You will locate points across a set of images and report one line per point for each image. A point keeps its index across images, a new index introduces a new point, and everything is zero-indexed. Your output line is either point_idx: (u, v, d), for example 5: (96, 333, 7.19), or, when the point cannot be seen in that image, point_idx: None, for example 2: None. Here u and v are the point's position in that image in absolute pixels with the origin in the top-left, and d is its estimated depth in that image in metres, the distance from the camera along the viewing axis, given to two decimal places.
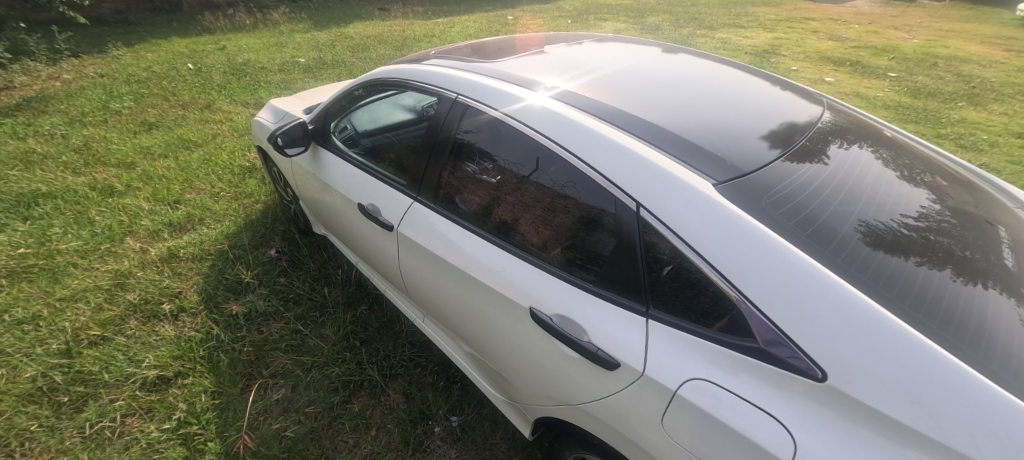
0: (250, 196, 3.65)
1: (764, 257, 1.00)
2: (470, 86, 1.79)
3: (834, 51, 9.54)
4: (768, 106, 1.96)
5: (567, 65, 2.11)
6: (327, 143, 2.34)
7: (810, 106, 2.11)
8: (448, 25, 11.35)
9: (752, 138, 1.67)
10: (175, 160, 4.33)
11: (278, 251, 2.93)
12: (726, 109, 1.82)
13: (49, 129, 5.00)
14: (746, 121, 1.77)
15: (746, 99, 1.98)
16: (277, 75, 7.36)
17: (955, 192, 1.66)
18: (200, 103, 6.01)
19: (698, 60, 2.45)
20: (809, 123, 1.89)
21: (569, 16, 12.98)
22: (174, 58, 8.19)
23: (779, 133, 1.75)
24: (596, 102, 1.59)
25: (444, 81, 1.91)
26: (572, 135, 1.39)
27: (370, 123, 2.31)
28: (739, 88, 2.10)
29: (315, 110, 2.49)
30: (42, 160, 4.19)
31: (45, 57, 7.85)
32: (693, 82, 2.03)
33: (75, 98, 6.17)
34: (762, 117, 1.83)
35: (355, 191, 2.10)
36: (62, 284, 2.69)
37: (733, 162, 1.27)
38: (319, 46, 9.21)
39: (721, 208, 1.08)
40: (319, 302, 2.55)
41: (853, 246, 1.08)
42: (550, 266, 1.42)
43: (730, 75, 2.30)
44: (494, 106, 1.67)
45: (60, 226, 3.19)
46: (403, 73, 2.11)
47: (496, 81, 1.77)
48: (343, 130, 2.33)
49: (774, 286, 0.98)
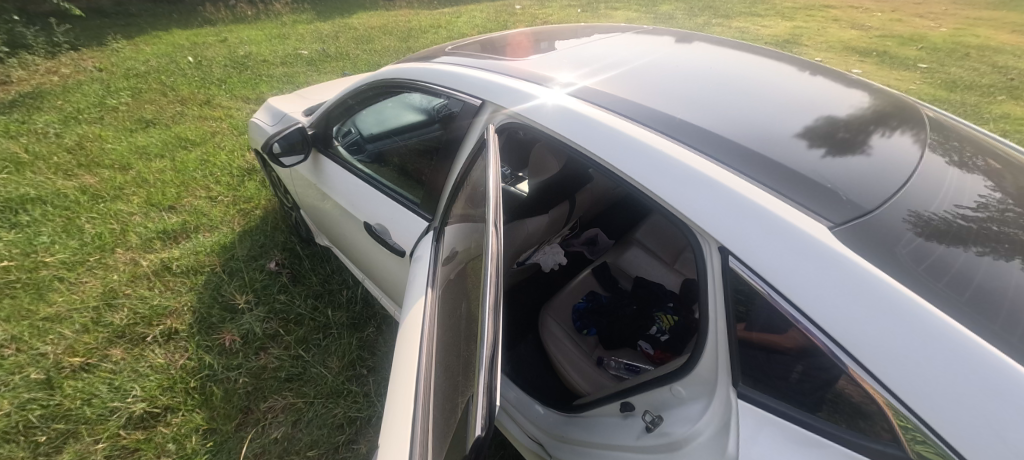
0: (249, 200, 3.43)
1: (843, 281, 0.76)
2: (479, 86, 1.54)
3: (860, 40, 9.11)
4: (804, 98, 1.63)
5: (580, 60, 1.85)
6: (331, 151, 2.10)
7: (848, 94, 1.75)
8: (455, 14, 11.00)
9: (785, 133, 1.33)
10: (171, 161, 4.12)
11: (279, 263, 2.70)
12: (760, 104, 1.51)
13: (43, 127, 4.81)
14: (774, 116, 1.43)
15: (780, 90, 1.66)
16: (279, 69, 7.11)
17: (1013, 176, 1.39)
18: (199, 98, 5.79)
19: (716, 48, 2.14)
20: (848, 117, 1.52)
21: (579, 5, 12.57)
22: (174, 51, 7.96)
23: (817, 130, 1.40)
24: (626, 101, 1.32)
25: (452, 81, 1.64)
26: (591, 135, 1.17)
27: (380, 126, 2.04)
28: (769, 77, 1.78)
29: (315, 111, 2.23)
30: (32, 162, 3.99)
31: (43, 50, 7.66)
32: (711, 74, 1.73)
33: (71, 93, 5.98)
34: (791, 111, 1.48)
35: (359, 208, 1.86)
36: (46, 302, 2.50)
37: (803, 171, 1.02)
38: (323, 37, 8.94)
39: (807, 238, 0.82)
40: (322, 323, 2.34)
41: (921, 254, 0.84)
42: (454, 383, 1.02)
43: (753, 62, 1.98)
44: (504, 105, 1.44)
45: (48, 235, 3.00)
46: (408, 73, 1.83)
47: (508, 78, 1.52)
48: (347, 135, 2.10)
49: (853, 318, 0.74)
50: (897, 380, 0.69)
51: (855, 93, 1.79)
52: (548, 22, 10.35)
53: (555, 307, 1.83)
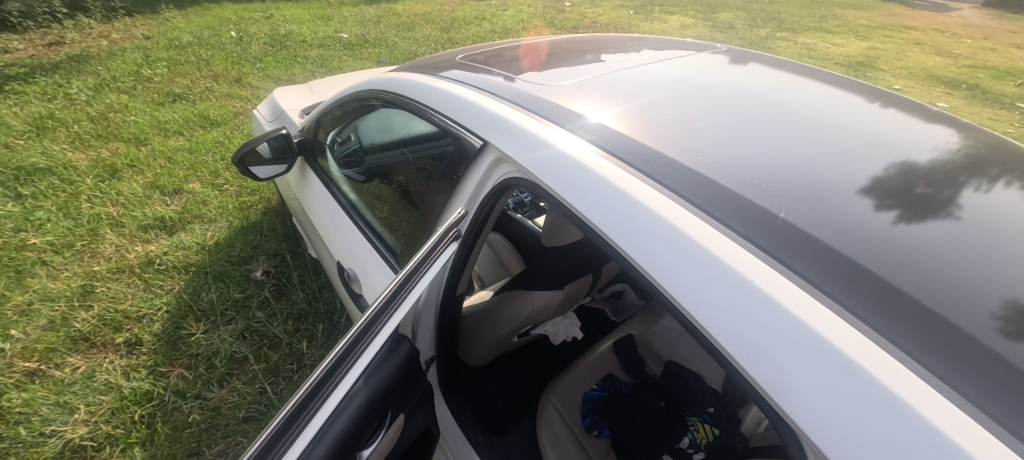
0: (254, 192, 3.22)
1: (757, 300, 0.61)
2: (486, 119, 1.16)
3: (946, 69, 8.14)
4: (870, 137, 1.13)
5: (603, 78, 1.45)
6: (323, 161, 1.79)
7: (937, 133, 1.22)
8: (502, 7, 10.64)
9: (843, 191, 0.88)
10: (189, 140, 3.98)
11: (266, 272, 2.45)
12: (797, 144, 1.06)
13: (76, 92, 4.81)
14: (822, 164, 0.98)
15: (834, 124, 1.19)
16: (317, 51, 6.97)
17: None
18: (232, 75, 5.70)
19: (772, 70, 1.67)
20: (933, 165, 1.03)
21: (633, 6, 11.95)
22: (220, 25, 7.99)
23: (888, 182, 0.93)
24: (639, 149, 0.97)
25: (457, 108, 1.27)
26: (596, 198, 0.84)
27: (381, 134, 1.66)
28: (824, 106, 1.31)
29: (316, 110, 1.94)
30: (54, 130, 3.94)
31: (100, 13, 7.84)
32: (743, 102, 1.29)
33: (114, 59, 6.02)
34: (848, 157, 1.02)
35: (340, 240, 1.56)
36: (23, 287, 2.35)
37: (830, 237, 0.73)
38: (365, 21, 8.79)
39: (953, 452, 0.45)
40: (298, 352, 2.07)
41: (964, 347, 0.56)
42: None
43: (812, 87, 1.50)
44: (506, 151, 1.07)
45: (45, 211, 2.88)
46: (414, 88, 1.47)
47: (517, 113, 1.14)
48: (345, 142, 1.76)
49: (768, 346, 0.58)
50: (811, 419, 0.54)
51: (945, 131, 1.25)
52: (598, 22, 9.83)
53: (557, 391, 1.46)
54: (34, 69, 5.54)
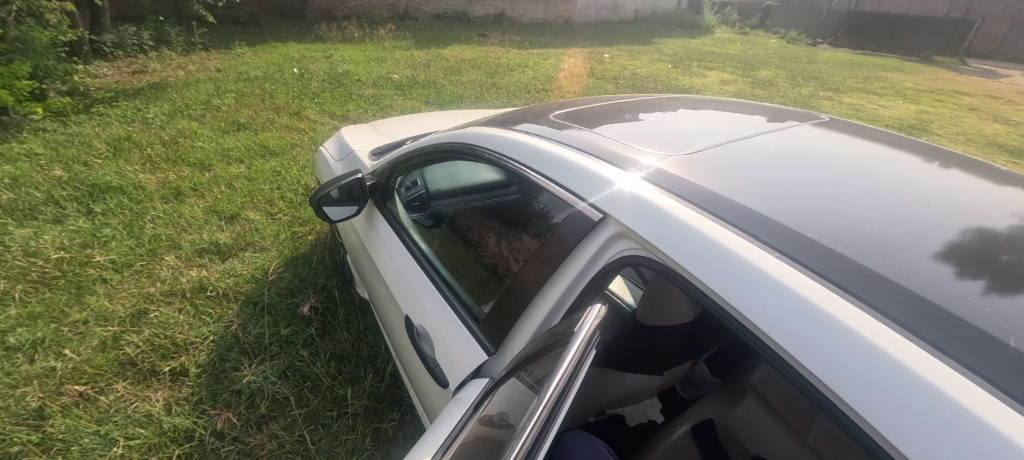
0: (305, 223, 3.26)
1: (831, 327, 0.59)
2: (559, 164, 1.13)
3: (1010, 137, 7.76)
4: (943, 199, 1.00)
5: (649, 132, 1.41)
6: (390, 205, 1.78)
7: (1014, 197, 1.05)
8: (545, 56, 11.05)
9: (914, 255, 0.77)
10: (248, 167, 4.15)
11: (313, 307, 2.40)
12: (859, 204, 0.95)
13: (152, 117, 5.18)
14: (890, 226, 0.86)
15: (899, 183, 1.06)
16: (370, 89, 7.35)
17: None
18: (292, 108, 6.04)
19: (822, 124, 1.58)
20: (1015, 232, 0.88)
21: (673, 60, 12.19)
22: (285, 61, 8.60)
23: (966, 248, 0.81)
24: (709, 196, 0.92)
25: (525, 153, 1.25)
26: (680, 243, 0.79)
27: (447, 180, 1.64)
28: (883, 163, 1.19)
29: (383, 156, 1.96)
30: (128, 151, 4.21)
31: (181, 47, 8.61)
32: (796, 156, 1.21)
33: (188, 89, 6.52)
34: (917, 220, 0.89)
35: (410, 292, 1.49)
36: (81, 304, 2.40)
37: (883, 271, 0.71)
38: (416, 64, 9.28)
39: None
40: (339, 398, 1.97)
41: None
42: None
43: (867, 143, 1.38)
44: (572, 192, 1.05)
45: (111, 229, 3.00)
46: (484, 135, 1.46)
47: (583, 157, 1.12)
48: (411, 188, 1.74)
49: (797, 337, 0.61)
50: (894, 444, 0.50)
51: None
52: (639, 74, 10.02)
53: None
54: (117, 95, 6.04)
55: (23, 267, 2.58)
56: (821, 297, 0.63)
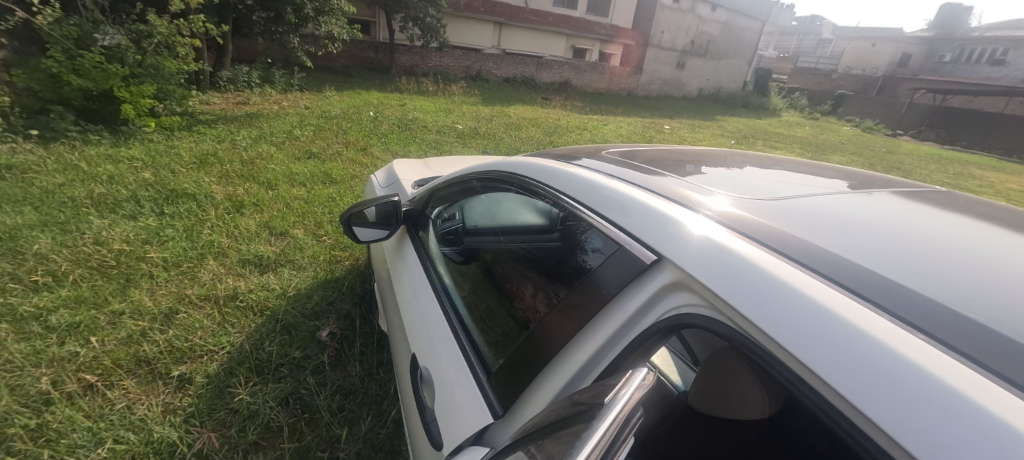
0: (346, 248, 3.28)
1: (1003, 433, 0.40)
2: (611, 201, 0.99)
3: None
4: None
5: (715, 181, 1.24)
6: (422, 234, 1.70)
7: None
8: (605, 123, 11.30)
9: None
10: (308, 191, 4.36)
11: (332, 333, 2.31)
12: (1016, 280, 0.71)
13: (240, 140, 5.72)
14: None
15: None
16: (434, 136, 7.77)
17: None
18: (361, 144, 6.46)
19: (945, 195, 1.32)
20: None
21: (737, 139, 11.99)
22: (364, 106, 9.43)
23: None
24: (797, 245, 0.74)
25: (575, 186, 1.13)
26: (752, 294, 0.61)
27: (485, 217, 1.53)
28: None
29: (425, 186, 1.91)
30: (211, 166, 4.61)
31: (281, 86, 9.74)
32: (916, 221, 0.98)
33: (277, 120, 7.23)
34: None
35: (422, 331, 1.35)
36: (124, 295, 2.48)
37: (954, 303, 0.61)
38: (481, 118, 9.79)
39: None
40: (335, 435, 1.80)
41: None
42: None
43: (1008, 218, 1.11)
44: (622, 228, 0.91)
45: (173, 230, 3.18)
46: (531, 169, 1.36)
47: (643, 193, 0.98)
48: (448, 220, 1.65)
49: (881, 397, 0.46)
50: None
51: None
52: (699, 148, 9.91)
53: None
54: (218, 119, 6.80)
55: (89, 254, 2.75)
56: (800, 280, 0.62)
